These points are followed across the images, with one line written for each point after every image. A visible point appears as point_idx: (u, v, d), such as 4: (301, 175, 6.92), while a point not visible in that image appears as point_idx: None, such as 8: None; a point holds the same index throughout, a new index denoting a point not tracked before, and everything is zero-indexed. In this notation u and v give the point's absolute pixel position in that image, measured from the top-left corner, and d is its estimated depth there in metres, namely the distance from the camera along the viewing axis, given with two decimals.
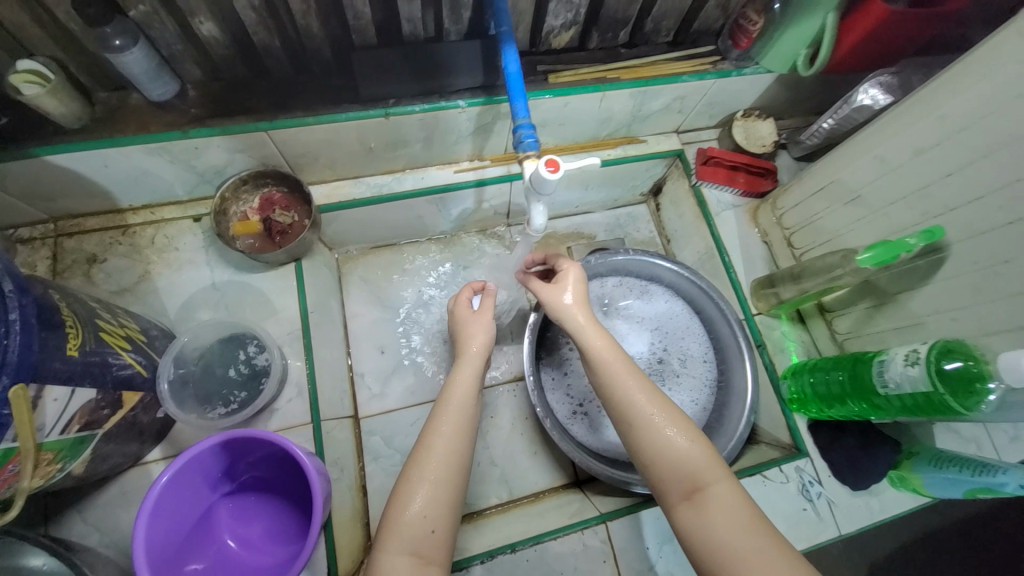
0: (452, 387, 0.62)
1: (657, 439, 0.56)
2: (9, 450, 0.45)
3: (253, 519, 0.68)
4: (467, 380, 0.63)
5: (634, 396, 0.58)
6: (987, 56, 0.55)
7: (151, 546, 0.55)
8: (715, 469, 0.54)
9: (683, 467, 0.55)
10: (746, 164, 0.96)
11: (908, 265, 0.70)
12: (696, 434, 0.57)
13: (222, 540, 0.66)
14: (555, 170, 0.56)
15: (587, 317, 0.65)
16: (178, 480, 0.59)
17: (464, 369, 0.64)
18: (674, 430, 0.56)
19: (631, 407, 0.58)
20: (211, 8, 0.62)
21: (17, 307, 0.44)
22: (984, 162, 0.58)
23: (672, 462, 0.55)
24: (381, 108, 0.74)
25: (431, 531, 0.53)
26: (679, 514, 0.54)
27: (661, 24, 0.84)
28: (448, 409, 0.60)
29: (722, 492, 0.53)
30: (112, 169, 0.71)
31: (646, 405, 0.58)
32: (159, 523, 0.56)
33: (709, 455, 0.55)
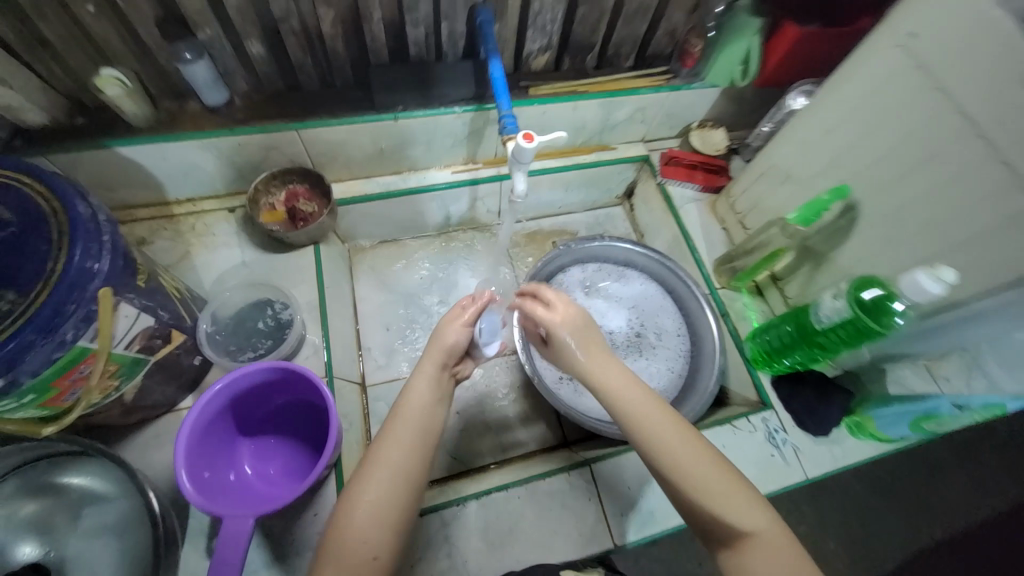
0: (407, 400, 0.62)
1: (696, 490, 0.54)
2: (87, 350, 0.55)
3: (269, 454, 0.76)
4: (421, 393, 0.62)
5: (668, 442, 0.56)
6: (867, 52, 0.70)
7: (191, 447, 0.64)
8: (763, 523, 0.52)
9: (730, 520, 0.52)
10: (703, 164, 1.12)
11: (834, 226, 0.82)
12: (739, 478, 0.55)
13: (239, 468, 0.73)
14: (530, 140, 0.70)
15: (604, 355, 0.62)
16: (221, 400, 0.68)
17: (421, 375, 0.64)
18: (718, 480, 0.54)
19: (668, 455, 0.55)
20: (262, 34, 0.79)
21: (110, 231, 0.56)
22: (875, 133, 0.73)
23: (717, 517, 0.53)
24: (391, 113, 0.90)
25: (373, 557, 0.53)
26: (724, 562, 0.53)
27: (619, 49, 1.01)
28: (401, 424, 0.60)
29: (773, 546, 0.51)
30: (168, 162, 0.85)
31: (682, 453, 0.55)
32: (200, 431, 0.66)
33: (758, 506, 0.53)
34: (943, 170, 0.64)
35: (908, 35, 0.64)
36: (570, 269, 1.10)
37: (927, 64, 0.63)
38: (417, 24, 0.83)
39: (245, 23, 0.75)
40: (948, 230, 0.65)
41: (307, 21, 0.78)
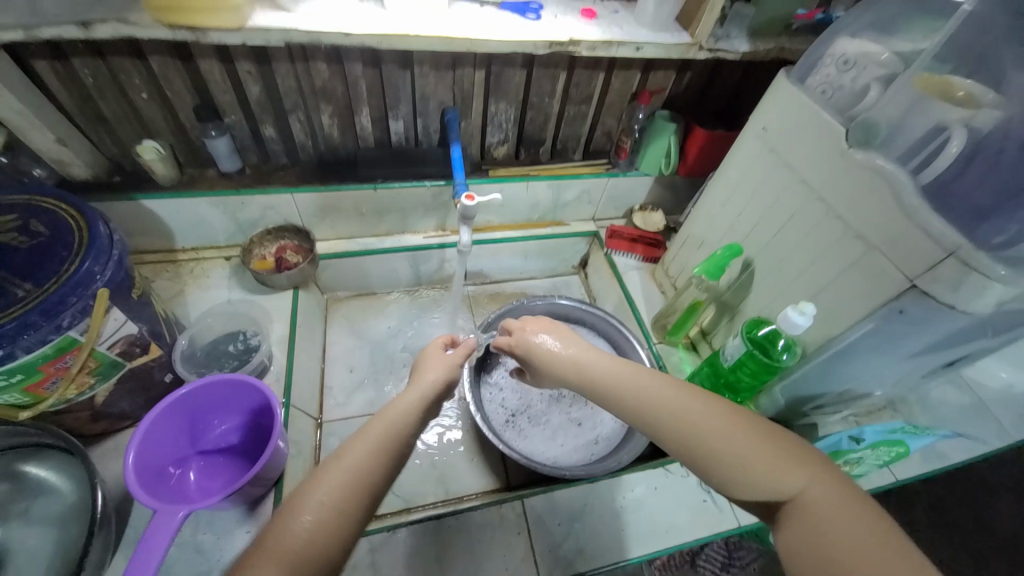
0: (389, 409, 0.58)
1: (710, 442, 0.51)
2: (74, 341, 0.65)
3: (214, 461, 0.82)
4: (406, 406, 0.59)
5: (668, 405, 0.55)
6: (739, 143, 0.90)
7: (146, 436, 0.72)
8: (795, 472, 0.47)
9: (763, 471, 0.48)
10: (642, 238, 1.29)
11: (739, 282, 0.95)
12: (768, 431, 0.51)
13: (184, 470, 0.80)
14: (470, 199, 0.87)
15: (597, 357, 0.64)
16: (186, 403, 0.78)
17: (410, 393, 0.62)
18: (736, 431, 0.51)
19: (672, 419, 0.54)
20: (274, 121, 1.01)
21: (119, 247, 0.69)
22: (754, 202, 0.89)
23: (743, 473, 0.49)
24: (371, 184, 1.10)
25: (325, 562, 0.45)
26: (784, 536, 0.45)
27: (567, 144, 1.25)
28: (376, 429, 0.55)
29: (820, 493, 0.45)
30: (181, 215, 1.03)
31: (691, 412, 0.53)
32: (159, 424, 0.74)
33: (794, 456, 0.49)
34: (801, 227, 0.79)
35: (762, 128, 0.84)
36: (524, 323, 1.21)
37: (776, 148, 0.82)
38: (397, 118, 1.07)
39: (263, 112, 0.98)
40: (812, 274, 0.78)
41: (311, 112, 1.01)
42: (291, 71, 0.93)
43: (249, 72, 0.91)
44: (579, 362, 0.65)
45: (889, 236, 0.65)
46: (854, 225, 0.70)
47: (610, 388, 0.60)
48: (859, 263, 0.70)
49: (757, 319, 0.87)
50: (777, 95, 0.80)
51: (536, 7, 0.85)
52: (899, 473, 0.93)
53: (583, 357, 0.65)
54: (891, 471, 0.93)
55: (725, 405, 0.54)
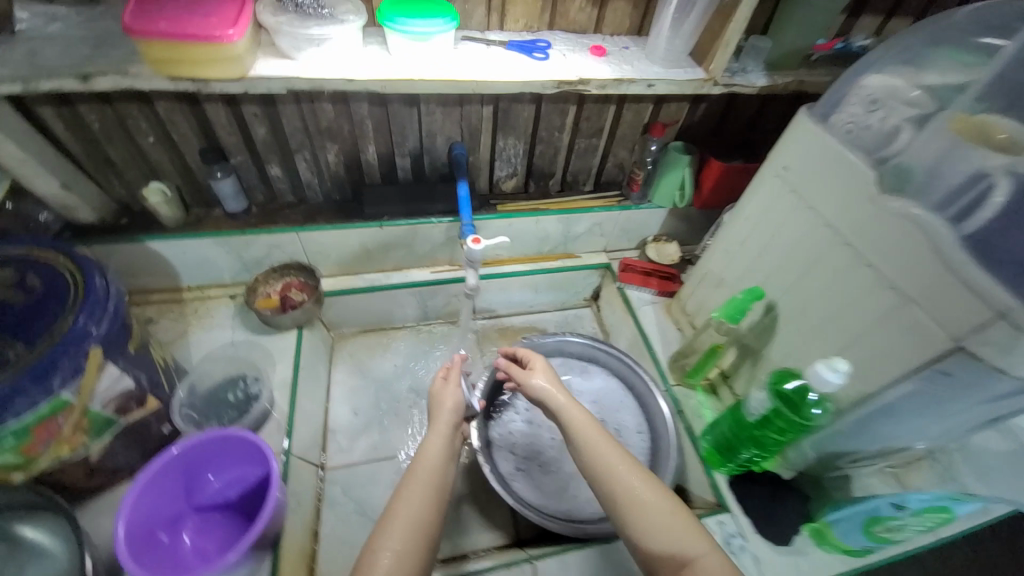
0: (421, 458, 0.76)
1: (638, 509, 0.65)
2: (65, 403, 0.63)
3: (210, 523, 0.79)
4: (432, 453, 0.77)
5: (614, 475, 0.68)
6: (756, 180, 0.86)
7: (139, 498, 0.69)
8: (704, 549, 0.61)
9: (667, 542, 0.62)
10: (656, 272, 1.25)
11: (761, 326, 0.89)
12: (678, 509, 0.65)
13: (178, 535, 0.76)
14: (478, 242, 0.84)
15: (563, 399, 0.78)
16: (180, 460, 0.75)
17: (435, 434, 0.80)
18: (654, 506, 0.65)
19: (613, 488, 0.67)
20: (281, 160, 1.00)
21: (116, 300, 0.68)
22: (774, 243, 0.84)
23: (656, 539, 0.62)
24: (377, 221, 1.07)
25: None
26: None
27: (578, 176, 1.22)
28: (417, 481, 0.73)
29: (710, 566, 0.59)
30: (186, 255, 1.02)
31: (627, 485, 0.66)
32: (153, 485, 0.71)
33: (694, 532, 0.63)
34: (827, 273, 0.74)
35: (784, 167, 0.80)
36: None
37: (798, 188, 0.77)
38: (404, 154, 1.05)
39: (269, 152, 0.98)
40: (841, 323, 0.73)
41: (317, 151, 1.00)
42: (296, 113, 0.92)
43: (255, 115, 0.90)
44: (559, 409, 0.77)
45: (927, 290, 0.60)
46: (886, 275, 0.65)
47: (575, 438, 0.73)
48: (892, 316, 0.65)
49: (783, 369, 0.81)
50: (799, 134, 0.76)
51: (543, 46, 0.83)
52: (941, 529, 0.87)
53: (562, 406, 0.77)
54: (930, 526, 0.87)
55: (655, 485, 0.68)
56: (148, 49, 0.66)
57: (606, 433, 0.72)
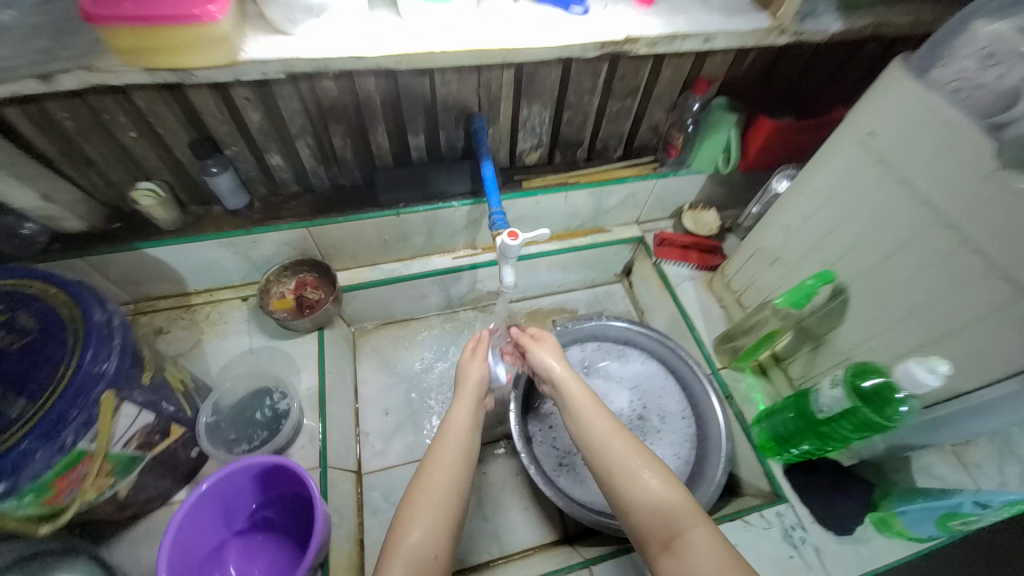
0: (446, 434, 0.79)
1: (637, 484, 0.71)
2: (83, 452, 0.58)
3: (255, 553, 0.76)
4: (458, 429, 0.79)
5: (612, 453, 0.75)
6: (830, 144, 0.75)
7: (177, 540, 0.66)
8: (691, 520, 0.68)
9: (662, 515, 0.68)
10: (695, 245, 1.15)
11: (826, 309, 0.82)
12: (673, 484, 0.71)
13: (226, 569, 0.74)
14: (514, 238, 0.75)
15: (574, 384, 0.85)
16: (213, 494, 0.70)
17: (460, 407, 0.83)
18: (654, 482, 0.71)
19: (613, 466, 0.74)
20: (281, 147, 0.89)
21: (120, 335, 0.61)
22: (850, 219, 0.74)
23: (652, 511, 0.69)
24: (393, 209, 0.98)
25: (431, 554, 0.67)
26: (662, 559, 0.66)
27: (608, 142, 1.10)
28: (444, 457, 0.76)
29: (698, 536, 0.66)
30: (190, 259, 0.93)
31: (625, 463, 0.73)
32: (189, 523, 0.68)
33: (686, 505, 0.69)
34: (917, 258, 0.66)
35: (868, 133, 0.69)
36: (569, 348, 1.10)
37: (887, 159, 0.67)
38: (417, 133, 0.93)
39: (267, 140, 0.86)
40: (934, 314, 0.66)
41: (321, 135, 0.88)
42: (292, 94, 0.80)
43: (246, 98, 0.78)
44: (570, 393, 0.84)
45: None
46: (1001, 264, 0.57)
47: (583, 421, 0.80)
48: (1005, 311, 0.58)
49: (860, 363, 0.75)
50: (891, 95, 0.65)
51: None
52: None
53: (570, 389, 0.84)
54: None
55: (652, 461, 0.74)
56: (119, 39, 0.55)
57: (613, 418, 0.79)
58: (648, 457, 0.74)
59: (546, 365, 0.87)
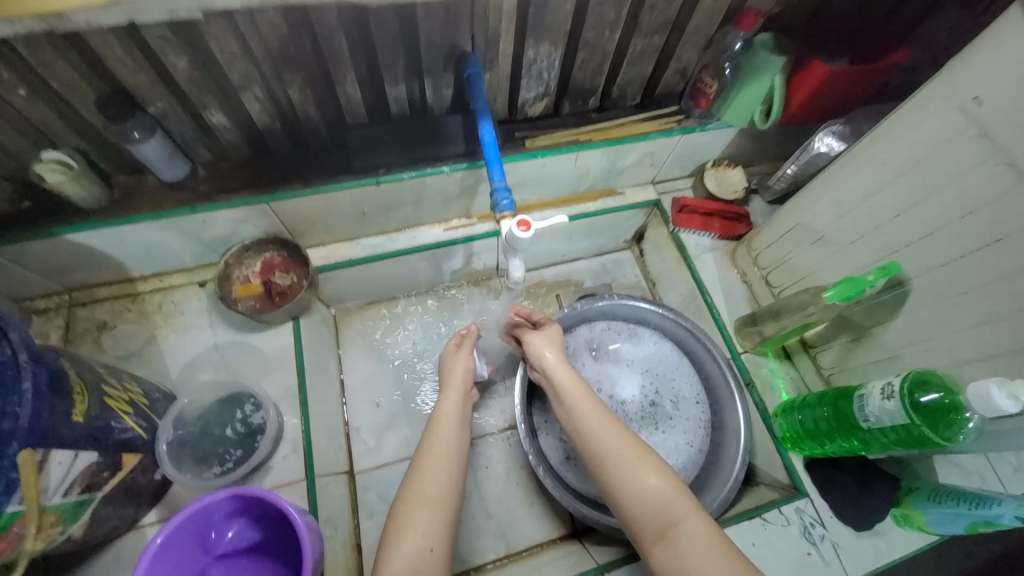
0: (436, 423, 0.67)
1: (629, 474, 0.61)
2: (15, 513, 0.47)
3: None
4: (450, 416, 0.68)
5: (603, 439, 0.64)
6: (916, 108, 0.62)
7: None
8: (682, 504, 0.58)
9: (656, 505, 0.58)
10: (720, 211, 1.02)
11: (876, 300, 0.75)
12: (666, 471, 0.61)
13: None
14: (526, 228, 0.64)
15: (559, 362, 0.74)
16: (173, 541, 0.61)
17: (449, 397, 0.70)
18: (646, 469, 0.60)
19: (606, 451, 0.63)
20: (221, 101, 0.69)
21: (31, 375, 0.48)
22: (929, 203, 0.65)
23: (647, 502, 0.59)
24: (373, 177, 0.80)
25: (429, 551, 0.56)
26: (656, 557, 0.56)
27: (626, 89, 0.91)
28: (438, 446, 0.64)
29: (695, 528, 0.56)
30: (126, 244, 0.77)
31: (617, 449, 0.63)
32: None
33: (680, 493, 0.59)
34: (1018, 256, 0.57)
35: (972, 98, 0.57)
36: (576, 329, 1.00)
37: (993, 134, 0.56)
38: (397, 81, 0.74)
39: (201, 93, 0.67)
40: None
41: (272, 85, 0.69)
42: (227, 32, 0.60)
43: (164, 38, 0.59)
44: (562, 378, 0.72)
45: None
46: None
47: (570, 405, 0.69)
48: None
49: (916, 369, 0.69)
50: (1017, 51, 0.51)
51: None
52: (1009, 484, 0.79)
53: (564, 372, 0.73)
54: (997, 478, 0.79)
55: (642, 447, 0.63)
56: None
57: (598, 400, 0.69)
58: (635, 442, 0.64)
59: (540, 352, 0.75)
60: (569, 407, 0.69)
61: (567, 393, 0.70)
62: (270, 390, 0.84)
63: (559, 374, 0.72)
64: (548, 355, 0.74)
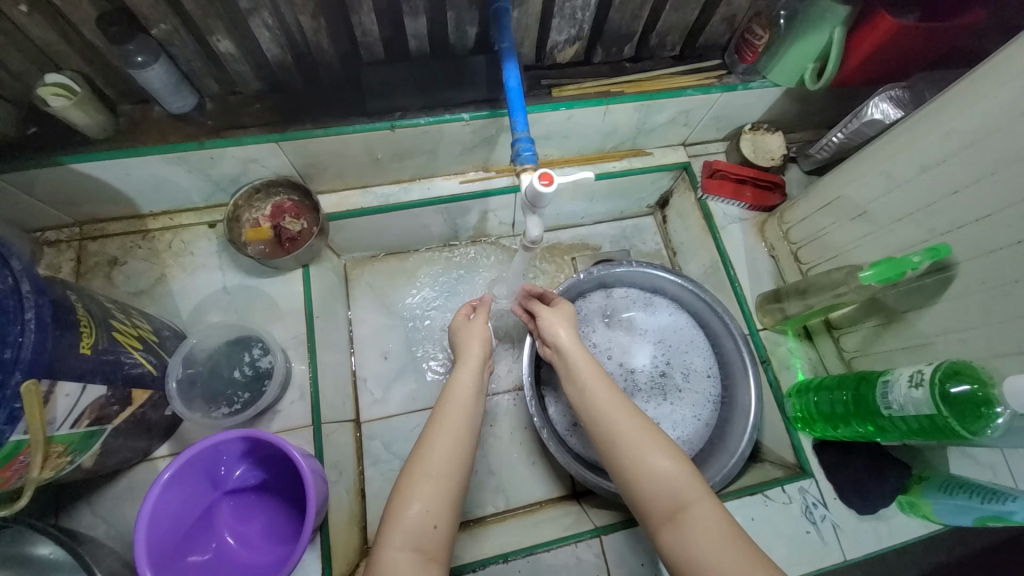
0: (451, 392, 0.65)
1: (638, 455, 0.58)
2: (20, 442, 0.48)
3: (251, 518, 0.71)
4: (466, 385, 0.66)
5: (616, 420, 0.62)
6: (999, 68, 0.56)
7: (154, 536, 0.58)
8: (692, 488, 0.56)
9: (666, 489, 0.56)
10: (753, 178, 0.95)
11: (915, 284, 0.71)
12: (678, 454, 0.59)
13: (221, 536, 0.69)
14: (548, 183, 0.59)
15: (574, 340, 0.71)
16: (181, 476, 0.62)
17: (464, 368, 0.68)
18: (656, 450, 0.58)
19: (617, 431, 0.61)
20: (228, 26, 0.65)
21: (33, 306, 0.47)
22: (993, 179, 0.59)
23: (656, 484, 0.56)
24: (387, 121, 0.76)
25: (434, 527, 0.55)
26: (663, 537, 0.55)
27: (665, 38, 0.83)
28: (452, 418, 0.62)
29: (706, 513, 0.54)
30: (133, 177, 0.75)
31: (629, 430, 0.60)
32: (163, 513, 0.60)
33: (692, 475, 0.57)
34: None
35: None
36: (590, 294, 0.97)
37: None
38: (417, 14, 0.68)
39: (206, 15, 0.62)
40: None
41: (282, 9, 0.64)
42: None
43: None
44: (576, 356, 0.69)
45: None
46: None
47: (583, 385, 0.66)
48: None
49: (948, 359, 0.66)
50: None
51: None
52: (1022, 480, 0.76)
53: (578, 351, 0.70)
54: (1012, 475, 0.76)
55: (654, 428, 0.61)
56: None
57: (612, 383, 0.66)
58: (649, 423, 0.61)
59: (553, 329, 0.73)
60: (582, 387, 0.66)
61: (580, 372, 0.67)
62: (279, 336, 0.84)
63: (573, 352, 0.70)
64: (560, 332, 0.72)
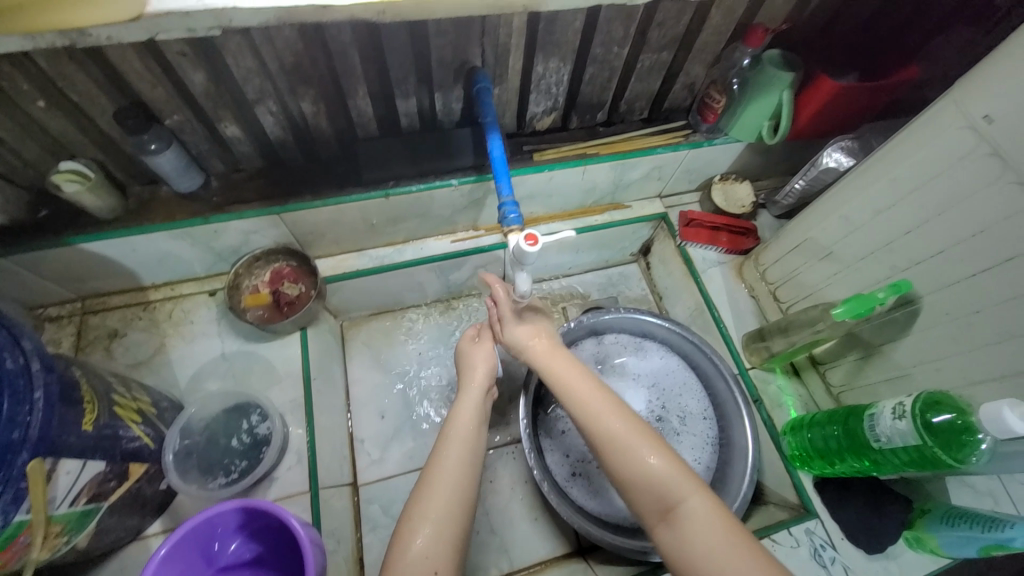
0: (454, 422, 0.66)
1: (629, 456, 0.57)
2: (21, 523, 0.48)
3: None
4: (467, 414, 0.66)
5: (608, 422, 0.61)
6: (928, 125, 0.62)
7: None
8: (685, 485, 0.55)
9: (657, 488, 0.55)
10: (726, 225, 1.01)
11: (886, 317, 0.74)
12: (671, 453, 0.58)
13: None
14: (533, 243, 0.61)
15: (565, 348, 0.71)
16: (176, 551, 0.61)
17: (467, 398, 0.69)
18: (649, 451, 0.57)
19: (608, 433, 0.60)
20: (236, 114, 0.71)
21: (41, 384, 0.48)
22: (939, 219, 0.64)
23: (647, 484, 0.56)
24: (381, 190, 0.81)
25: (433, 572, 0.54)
26: (660, 538, 0.54)
27: (634, 105, 0.92)
28: (452, 453, 0.62)
29: (701, 513, 0.53)
30: (139, 253, 0.79)
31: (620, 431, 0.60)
32: None
33: (684, 474, 0.56)
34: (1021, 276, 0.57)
35: (982, 117, 0.56)
36: (582, 342, 0.99)
37: (1004, 152, 0.56)
38: (407, 95, 0.75)
39: (216, 105, 0.69)
40: None
41: (285, 98, 0.71)
42: (243, 46, 0.62)
43: (182, 55, 0.61)
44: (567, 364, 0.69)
45: None
46: None
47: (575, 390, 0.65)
48: None
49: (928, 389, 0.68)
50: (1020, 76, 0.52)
51: None
52: None
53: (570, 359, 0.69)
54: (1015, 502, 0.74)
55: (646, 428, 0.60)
56: None
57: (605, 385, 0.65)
58: (636, 420, 0.60)
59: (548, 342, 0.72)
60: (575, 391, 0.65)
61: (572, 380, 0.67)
62: (277, 400, 0.85)
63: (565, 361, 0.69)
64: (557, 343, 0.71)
